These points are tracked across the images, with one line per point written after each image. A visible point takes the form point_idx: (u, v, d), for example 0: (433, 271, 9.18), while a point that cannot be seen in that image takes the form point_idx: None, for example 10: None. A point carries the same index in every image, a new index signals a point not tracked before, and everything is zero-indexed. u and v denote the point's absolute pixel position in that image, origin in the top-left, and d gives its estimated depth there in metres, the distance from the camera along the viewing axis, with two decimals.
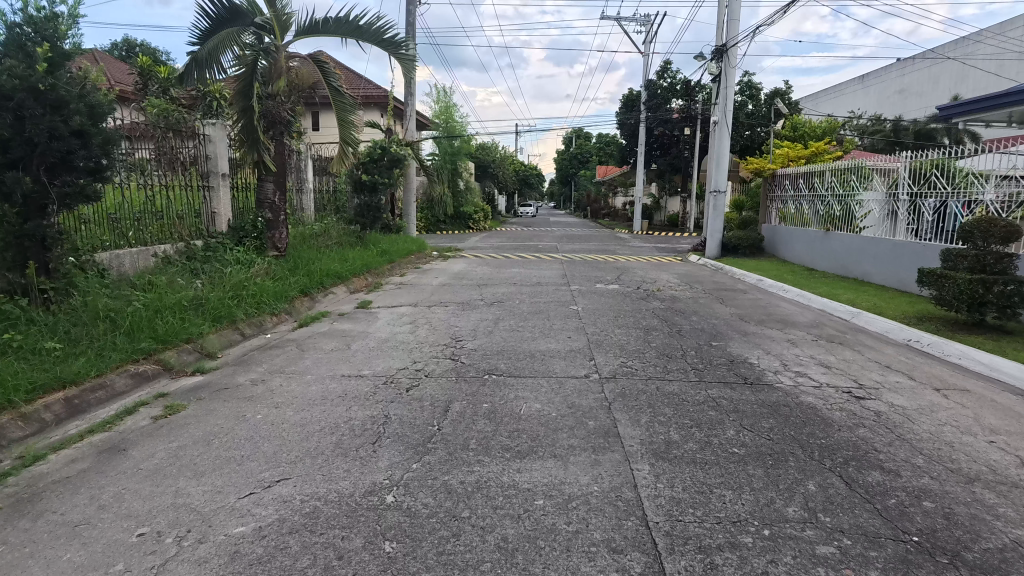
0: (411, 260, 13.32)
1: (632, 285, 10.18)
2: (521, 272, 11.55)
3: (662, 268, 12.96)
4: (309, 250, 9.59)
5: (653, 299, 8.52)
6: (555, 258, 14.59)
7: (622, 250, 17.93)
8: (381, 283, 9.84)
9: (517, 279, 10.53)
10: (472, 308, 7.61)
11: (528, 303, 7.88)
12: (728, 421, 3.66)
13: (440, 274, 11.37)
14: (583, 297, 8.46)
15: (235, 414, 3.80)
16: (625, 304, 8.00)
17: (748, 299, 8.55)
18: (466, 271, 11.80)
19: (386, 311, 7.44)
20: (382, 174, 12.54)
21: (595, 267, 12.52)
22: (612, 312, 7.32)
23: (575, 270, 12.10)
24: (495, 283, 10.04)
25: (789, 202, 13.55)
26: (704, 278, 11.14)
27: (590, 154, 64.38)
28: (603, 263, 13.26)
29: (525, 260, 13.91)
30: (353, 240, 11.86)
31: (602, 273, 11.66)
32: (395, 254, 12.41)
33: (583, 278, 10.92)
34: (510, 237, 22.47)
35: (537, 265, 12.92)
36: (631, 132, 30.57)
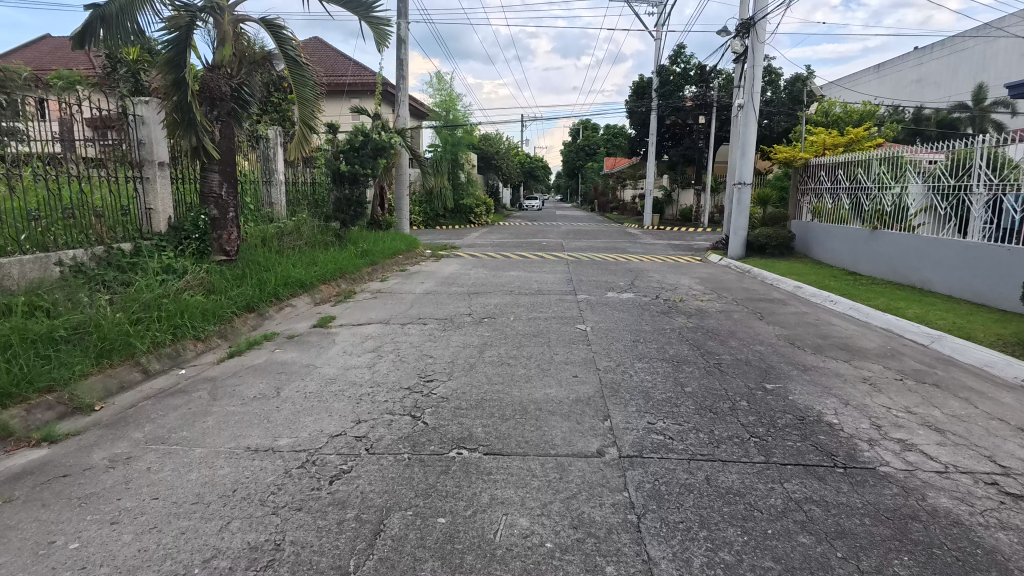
0: (399, 263, 11.83)
1: (649, 293, 8.69)
2: (521, 277, 10.08)
3: (680, 270, 11.45)
4: (269, 252, 8.15)
5: (677, 313, 7.07)
6: (560, 258, 13.11)
7: (634, 248, 16.40)
8: (354, 292, 8.41)
9: (515, 286, 9.08)
10: (456, 327, 6.20)
11: (524, 321, 6.44)
12: (838, 565, 2.21)
13: (427, 278, 9.92)
14: (592, 312, 7.02)
15: (42, 538, 2.40)
16: (643, 321, 6.55)
17: (790, 314, 7.06)
18: (458, 275, 10.34)
19: (348, 332, 6.02)
20: (363, 164, 11.05)
21: (603, 270, 11.06)
22: (627, 333, 5.89)
23: (582, 274, 10.63)
24: (489, 291, 8.60)
25: (825, 195, 11.95)
26: (732, 283, 9.64)
27: (598, 146, 62.66)
28: (613, 265, 11.78)
29: (526, 261, 12.42)
30: (329, 239, 10.38)
31: (613, 277, 10.19)
32: (378, 254, 10.97)
33: (592, 284, 9.45)
34: (512, 233, 20.98)
35: (540, 268, 11.47)
36: (641, 121, 28.96)
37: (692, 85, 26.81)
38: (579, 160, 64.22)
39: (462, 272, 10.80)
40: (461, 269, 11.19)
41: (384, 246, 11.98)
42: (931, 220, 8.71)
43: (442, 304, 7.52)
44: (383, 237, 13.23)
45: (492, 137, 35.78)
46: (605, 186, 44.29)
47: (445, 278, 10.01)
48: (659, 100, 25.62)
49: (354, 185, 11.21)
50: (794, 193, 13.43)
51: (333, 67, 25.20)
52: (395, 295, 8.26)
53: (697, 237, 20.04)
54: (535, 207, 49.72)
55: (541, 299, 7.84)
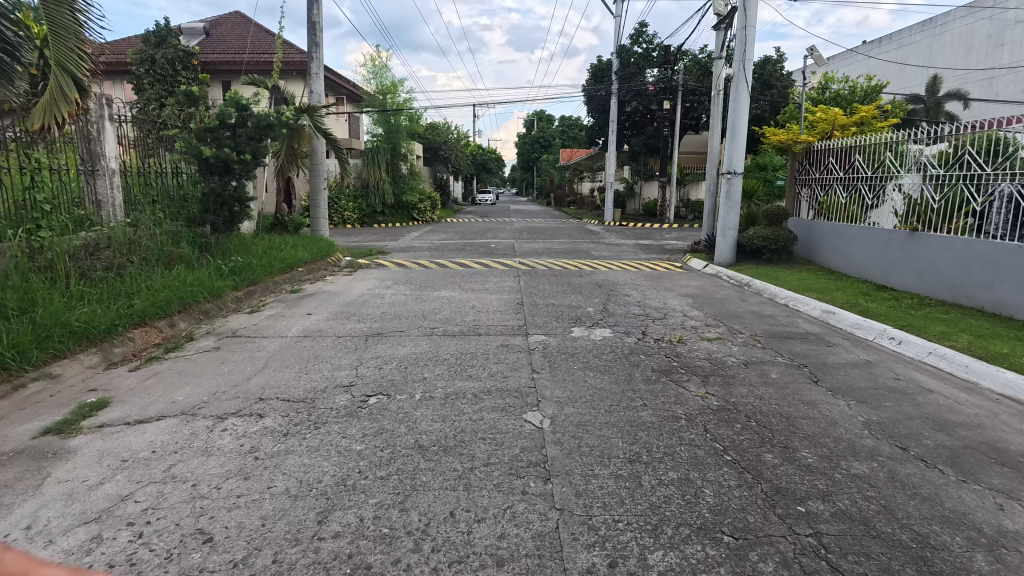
0: (295, 279, 8.89)
1: (632, 325, 6.14)
2: (455, 301, 7.37)
3: (663, 283, 8.94)
4: (46, 280, 5.21)
5: (681, 371, 4.53)
6: (510, 267, 10.44)
7: (598, 249, 13.89)
8: (192, 336, 5.55)
9: (441, 318, 6.35)
10: (311, 427, 3.45)
11: (436, 406, 3.75)
12: None
13: (319, 305, 7.09)
14: (553, 374, 4.40)
15: None
16: (635, 394, 3.97)
17: (854, 371, 4.59)
18: (368, 298, 7.52)
19: (95, 450, 3.20)
20: (238, 148, 8.08)
21: (563, 285, 8.54)
22: (615, 434, 3.31)
23: (537, 290, 8.04)
24: (400, 329, 5.85)
25: (833, 187, 9.64)
26: (736, 306, 7.20)
27: (553, 139, 60.38)
28: (576, 277, 9.22)
29: (466, 274, 9.68)
30: (185, 253, 7.40)
31: (578, 297, 7.62)
32: (260, 270, 8.07)
33: (550, 309, 6.83)
34: (458, 233, 18.21)
35: (480, 281, 8.77)
36: (600, 107, 26.59)
37: (654, 68, 24.54)
38: (534, 152, 61.77)
39: (374, 292, 7.99)
40: (374, 288, 8.37)
41: (274, 258, 8.99)
42: (1004, 221, 6.44)
43: (313, 362, 4.75)
44: (280, 245, 10.18)
45: (439, 125, 32.84)
46: (562, 179, 41.94)
47: (345, 303, 7.20)
48: (620, 83, 23.24)
49: (224, 176, 8.21)
50: (792, 184, 11.13)
51: (251, 41, 21.88)
52: (254, 340, 5.42)
53: (666, 237, 17.69)
54: (487, 201, 47.04)
55: (473, 347, 5.17)
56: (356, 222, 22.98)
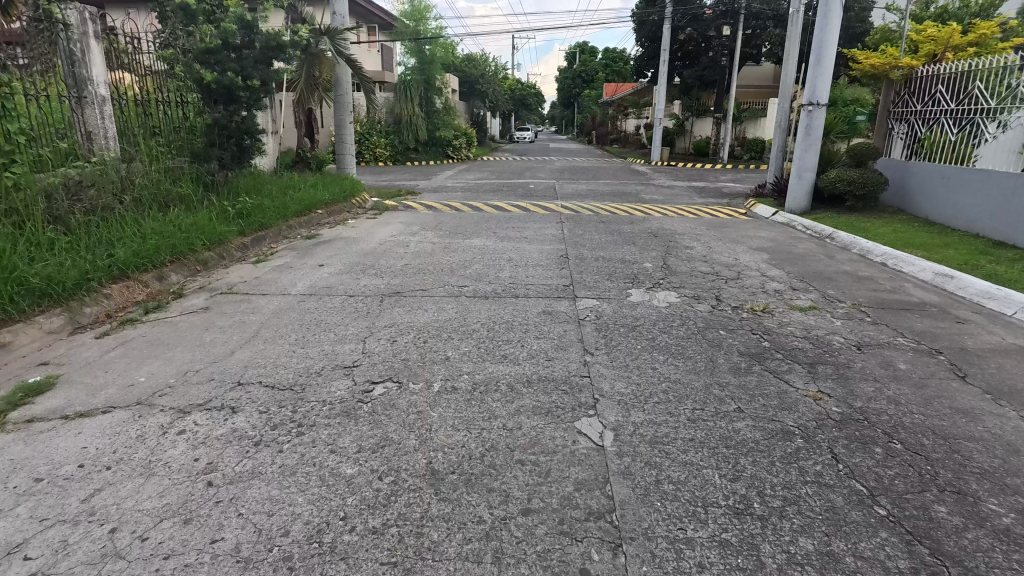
0: (313, 223, 8.01)
1: (702, 287, 5.06)
2: (489, 251, 6.37)
3: (729, 232, 7.72)
4: (9, 225, 4.43)
5: (776, 357, 3.49)
6: (551, 211, 9.32)
7: (646, 192, 12.59)
8: (181, 292, 4.76)
9: (471, 273, 5.39)
10: (291, 433, 2.59)
11: (458, 404, 2.84)
12: None
13: (333, 254, 6.23)
14: (611, 356, 3.42)
15: None
16: (724, 393, 2.98)
17: (1009, 363, 3.47)
18: (390, 246, 6.61)
19: (8, 460, 2.42)
20: (243, 72, 7.08)
21: (613, 234, 7.43)
22: (706, 462, 2.34)
23: (582, 240, 6.96)
24: (422, 288, 4.92)
25: (938, 121, 8.11)
26: (823, 264, 6.01)
27: (596, 72, 57.09)
28: (627, 224, 8.08)
29: (502, 218, 8.63)
30: (185, 193, 6.57)
31: (631, 249, 6.53)
32: (272, 212, 7.22)
33: (600, 264, 5.78)
34: (495, 173, 16.97)
35: (518, 227, 7.73)
36: (651, 35, 24.31)
37: None
38: (576, 87, 58.69)
39: (397, 239, 7.07)
40: (397, 234, 7.43)
41: (289, 199, 8.11)
42: None
43: (312, 331, 3.88)
44: (297, 184, 9.28)
45: (476, 57, 30.90)
46: (605, 116, 39.61)
47: (363, 252, 6.31)
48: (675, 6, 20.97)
49: (230, 106, 7.27)
50: (881, 117, 9.54)
51: None
52: (251, 299, 4.59)
53: (721, 179, 16.11)
54: (526, 139, 45.09)
55: (508, 314, 4.21)
56: (388, 159, 21.89)
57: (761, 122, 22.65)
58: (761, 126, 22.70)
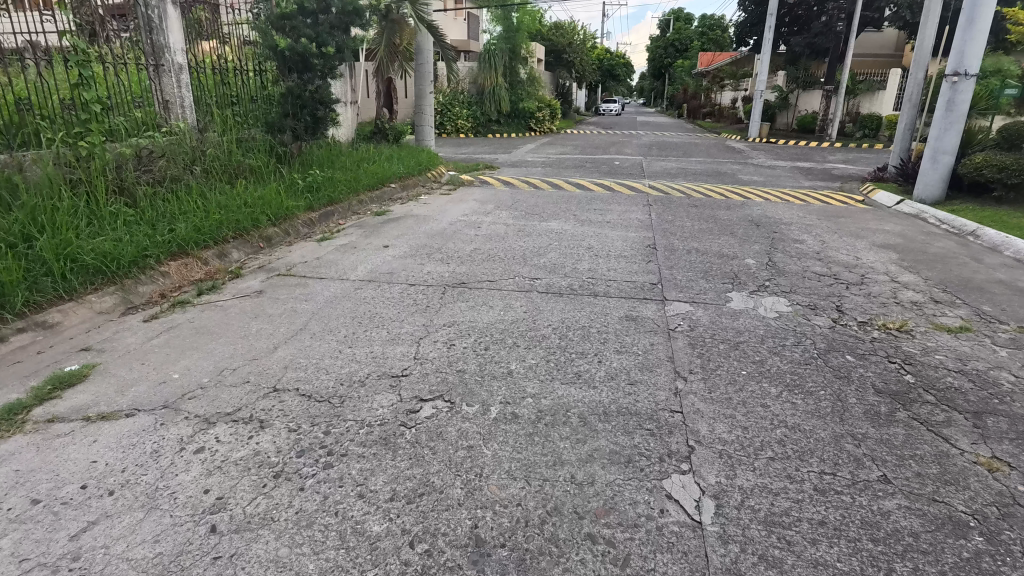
0: (385, 198, 7.72)
1: (817, 293, 4.25)
2: (565, 237, 5.79)
3: (845, 224, 6.70)
4: (74, 196, 4.34)
5: (924, 399, 2.74)
6: (637, 192, 8.54)
7: (744, 173, 11.47)
8: (238, 272, 4.53)
9: (544, 262, 4.85)
10: (317, 462, 2.19)
11: (516, 439, 2.34)
12: None
13: (400, 233, 5.87)
14: (708, 384, 2.79)
15: None
16: (860, 451, 2.30)
17: None
18: (459, 226, 6.18)
19: (14, 470, 2.17)
20: (318, 39, 6.79)
21: (706, 221, 6.62)
22: (844, 565, 1.72)
23: (671, 227, 6.22)
24: (488, 278, 4.45)
25: None
26: (969, 270, 4.98)
27: (691, 41, 53.90)
28: (723, 210, 7.21)
29: (583, 198, 7.99)
30: (256, 165, 6.41)
31: (728, 240, 5.73)
32: (342, 187, 6.96)
33: (691, 257, 5.06)
34: (578, 147, 16.17)
35: (599, 210, 7.09)
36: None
37: None
38: (668, 57, 55.77)
39: (469, 218, 6.64)
40: (470, 213, 6.99)
41: (360, 173, 7.84)
42: None
43: (364, 326, 3.51)
44: (372, 157, 9.03)
45: (564, 24, 29.73)
46: (697, 88, 37.33)
47: (431, 232, 5.92)
48: None
49: (304, 74, 7.02)
50: None
51: None
52: (307, 284, 4.29)
53: (829, 159, 14.53)
54: (612, 111, 43.40)
55: (583, 317, 3.65)
56: (469, 131, 21.50)
57: (878, 95, 20.35)
58: (878, 100, 20.39)
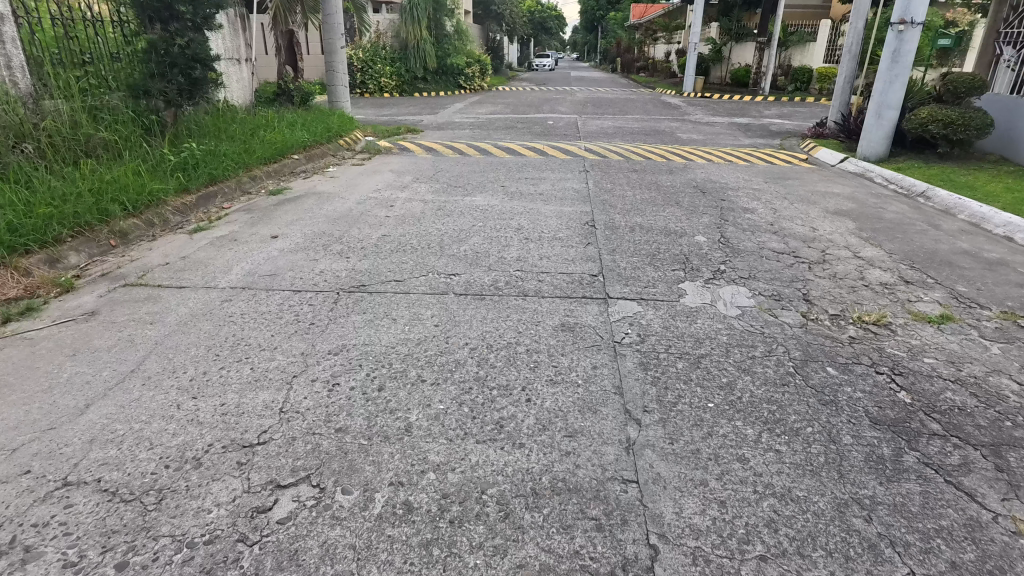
0: (285, 171, 6.67)
1: (779, 278, 3.69)
2: (492, 214, 5.00)
3: (793, 188, 6.22)
4: None
5: (930, 430, 2.19)
6: (573, 156, 7.80)
7: (682, 130, 10.89)
8: (71, 284, 3.54)
9: (464, 250, 4.06)
10: None
11: (405, 557, 1.62)
12: None
13: (295, 217, 4.93)
14: (668, 429, 2.14)
15: None
16: (873, 531, 1.71)
17: None
18: (368, 204, 5.27)
19: None
20: None
21: (648, 189, 5.98)
22: None
23: (611, 198, 5.53)
24: (395, 276, 3.62)
25: None
26: (931, 239, 4.56)
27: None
28: (665, 176, 6.59)
29: (513, 165, 7.17)
30: (113, 139, 5.25)
31: (674, 213, 5.11)
32: (227, 162, 5.87)
33: (635, 236, 4.40)
34: (511, 106, 15.19)
35: (531, 178, 6.31)
36: None
37: None
38: (601, 9, 54.50)
39: (380, 194, 5.72)
40: (383, 187, 6.06)
41: (254, 143, 6.72)
42: None
43: (219, 361, 2.65)
44: (272, 122, 7.85)
45: None
46: (631, 40, 36.51)
47: (334, 214, 5.00)
48: None
49: (169, 24, 5.78)
50: (988, 42, 8.01)
51: None
52: (159, 298, 3.36)
53: (766, 114, 14.19)
54: (547, 67, 42.11)
55: (508, 329, 2.91)
56: (394, 90, 20.00)
57: (808, 47, 20.17)
58: (809, 52, 20.23)
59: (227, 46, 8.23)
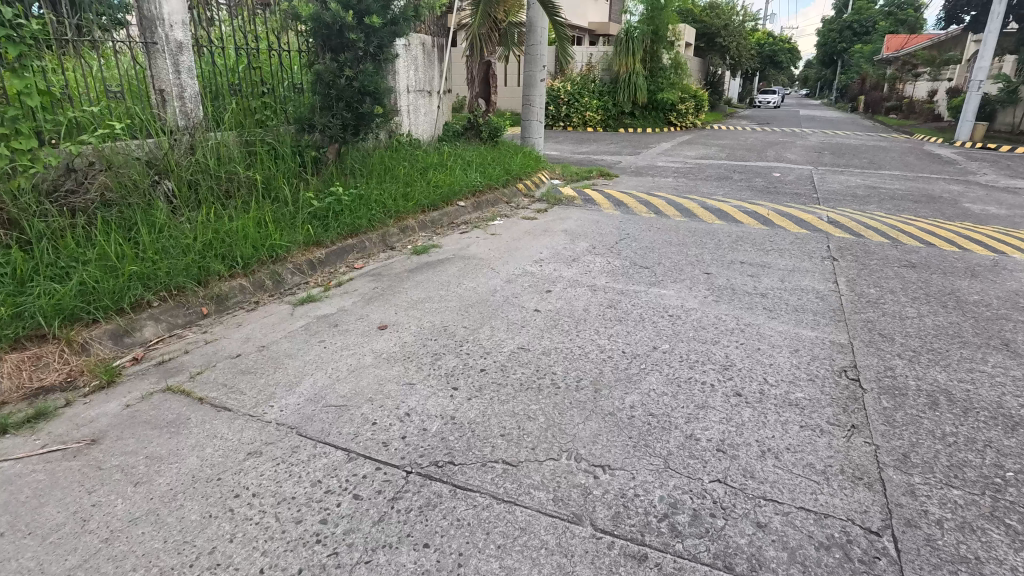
0: (444, 222, 5.75)
1: None
2: (685, 325, 3.40)
3: None
4: None
5: None
6: (809, 228, 5.79)
7: (970, 197, 7.99)
8: (117, 376, 2.78)
9: (629, 404, 2.54)
10: None
11: None
12: None
13: (421, 295, 3.85)
14: None
15: None
16: None
17: None
18: (517, 286, 4.00)
19: None
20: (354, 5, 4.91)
21: (942, 306, 3.85)
22: None
23: (881, 319, 3.56)
24: (508, 447, 2.24)
25: None
26: None
27: (875, 22, 46.31)
28: (963, 283, 4.35)
29: (724, 236, 5.42)
30: (259, 179, 4.73)
31: (1005, 367, 3.00)
32: (376, 210, 5.09)
33: (943, 422, 2.47)
34: (726, 149, 13.16)
35: (750, 265, 4.54)
36: None
37: None
38: (844, 41, 48.46)
39: (537, 267, 4.44)
40: (545, 255, 4.77)
41: (416, 185, 5.94)
42: None
43: None
44: (446, 161, 7.10)
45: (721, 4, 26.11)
46: (882, 76, 31.36)
47: (470, 296, 3.82)
48: None
49: (339, 53, 5.21)
50: None
51: None
52: (185, 424, 2.41)
53: None
54: (772, 103, 38.17)
55: None
56: (598, 124, 19.06)
57: None
58: None
59: (417, 77, 7.89)
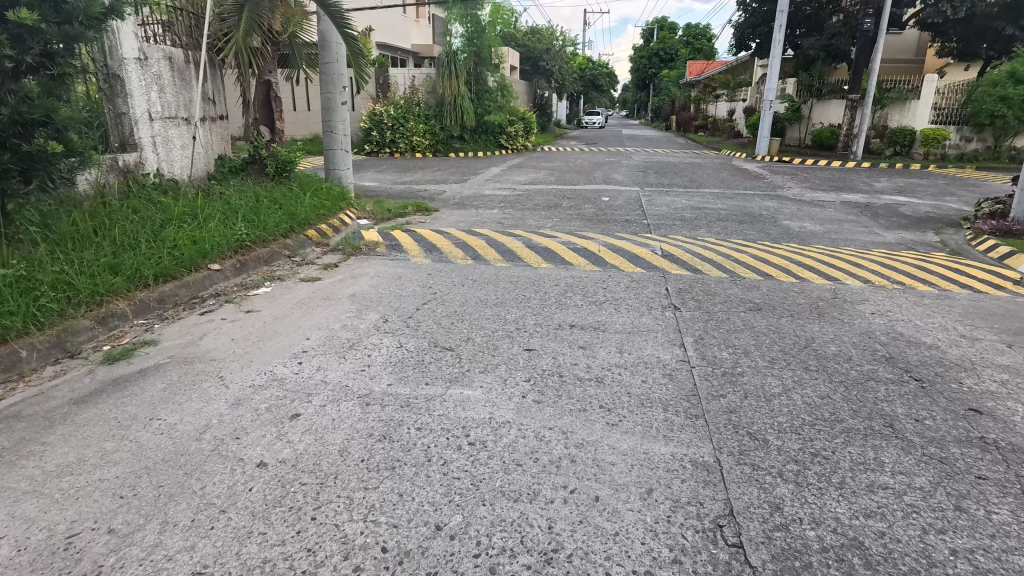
0: (182, 298, 4.14)
1: None
2: (492, 461, 2.26)
3: None
4: None
5: None
6: (642, 266, 5.06)
7: (786, 214, 8.02)
8: None
9: None
10: None
11: None
12: None
13: (63, 459, 2.29)
14: None
15: None
16: None
17: None
18: (248, 414, 2.61)
19: None
20: None
21: (804, 369, 3.12)
22: None
23: (744, 405, 2.71)
24: None
25: None
26: None
27: (677, 51, 51.27)
28: (811, 328, 3.76)
29: (550, 287, 4.46)
30: None
31: (906, 475, 2.22)
32: (49, 298, 3.38)
33: None
34: (555, 172, 12.75)
35: (580, 330, 3.58)
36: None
37: None
38: (653, 68, 52.98)
39: (291, 370, 3.06)
40: (312, 343, 3.41)
41: (140, 248, 4.27)
42: None
43: None
44: (204, 208, 5.44)
45: (541, 29, 26.65)
46: (689, 98, 34.31)
47: (155, 450, 2.35)
48: None
49: None
50: None
51: None
52: None
53: (878, 188, 11.18)
54: (597, 124, 40.18)
55: None
56: (427, 149, 18.04)
57: (910, 103, 17.00)
58: (910, 110, 17.08)
59: (163, 99, 6.09)
